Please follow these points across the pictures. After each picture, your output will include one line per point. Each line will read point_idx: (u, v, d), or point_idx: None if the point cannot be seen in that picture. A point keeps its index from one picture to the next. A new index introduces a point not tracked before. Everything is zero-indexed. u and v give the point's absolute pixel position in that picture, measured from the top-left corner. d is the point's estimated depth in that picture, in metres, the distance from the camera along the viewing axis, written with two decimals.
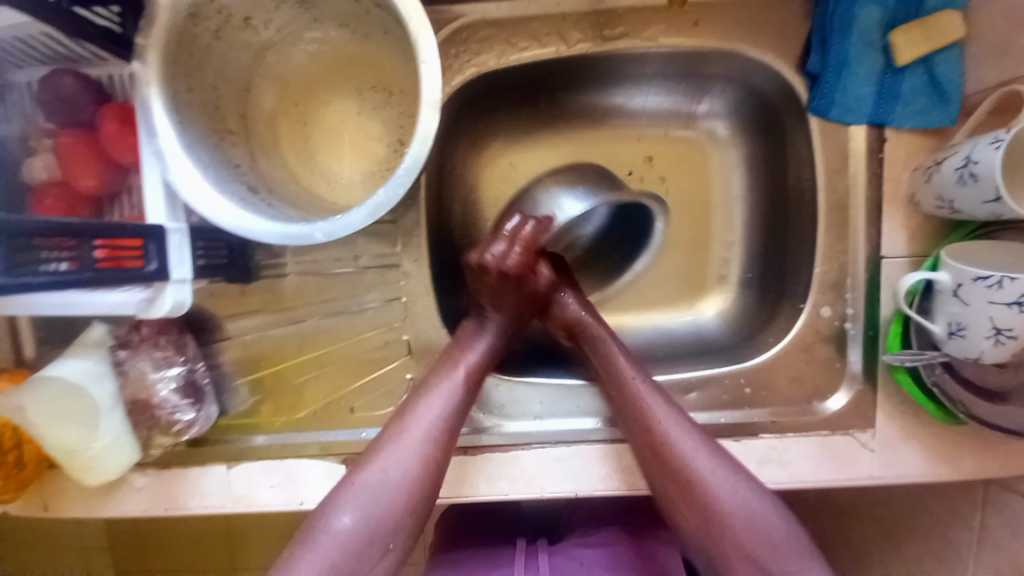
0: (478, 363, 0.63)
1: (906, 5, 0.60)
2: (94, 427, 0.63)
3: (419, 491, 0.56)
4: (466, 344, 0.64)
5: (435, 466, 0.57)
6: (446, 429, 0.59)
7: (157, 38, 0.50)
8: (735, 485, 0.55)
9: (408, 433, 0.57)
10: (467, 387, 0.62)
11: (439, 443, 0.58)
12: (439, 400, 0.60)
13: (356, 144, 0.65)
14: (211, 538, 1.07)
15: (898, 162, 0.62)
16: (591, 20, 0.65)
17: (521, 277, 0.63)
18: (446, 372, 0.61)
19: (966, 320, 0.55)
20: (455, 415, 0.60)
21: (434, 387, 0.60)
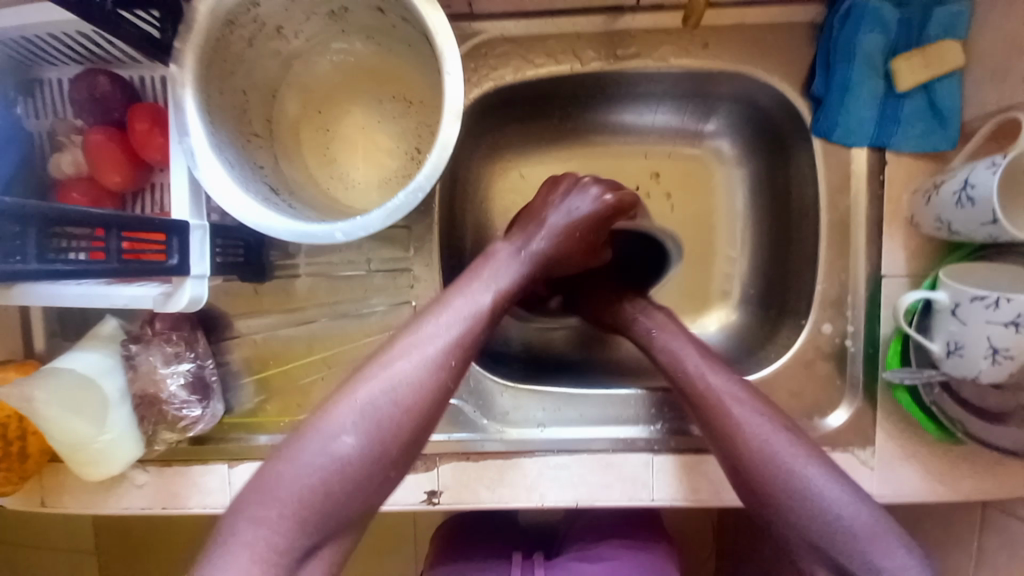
0: (507, 291, 0.59)
1: (906, 36, 0.63)
2: (103, 419, 0.64)
3: (421, 415, 0.52)
4: (495, 266, 0.60)
5: (443, 389, 0.53)
6: (460, 352, 0.54)
7: (193, 42, 0.52)
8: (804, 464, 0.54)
9: (419, 350, 0.53)
10: (489, 315, 0.57)
11: (451, 370, 0.54)
12: (459, 325, 0.55)
13: (375, 150, 0.68)
14: (199, 543, 1.06)
15: (898, 185, 0.65)
16: (606, 39, 0.67)
17: (593, 234, 0.64)
18: (469, 294, 0.57)
19: (964, 339, 0.56)
20: (473, 336, 0.55)
21: (455, 306, 0.56)
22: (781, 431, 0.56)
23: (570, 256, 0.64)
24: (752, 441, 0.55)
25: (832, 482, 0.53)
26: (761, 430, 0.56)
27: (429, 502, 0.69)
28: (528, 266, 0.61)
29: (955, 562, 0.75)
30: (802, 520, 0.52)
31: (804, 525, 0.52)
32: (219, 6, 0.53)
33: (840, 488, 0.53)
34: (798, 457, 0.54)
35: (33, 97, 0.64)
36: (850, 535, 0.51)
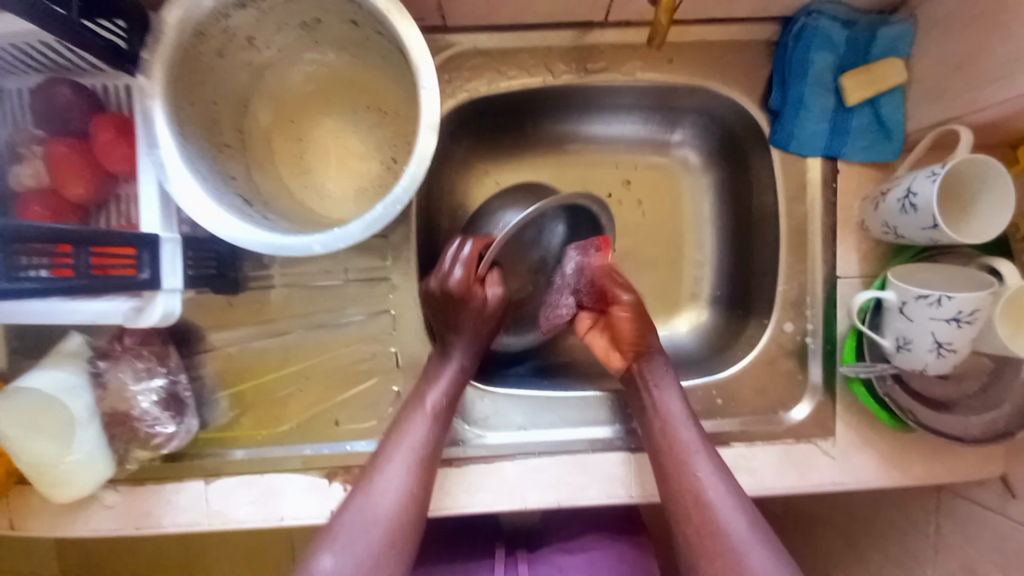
0: (447, 392, 0.64)
1: (855, 53, 0.67)
2: (69, 440, 0.62)
3: (400, 525, 0.58)
4: (431, 376, 0.65)
5: (416, 499, 0.59)
6: (420, 461, 0.60)
7: (162, 54, 0.52)
8: (736, 519, 0.57)
9: (385, 469, 0.60)
10: (438, 417, 0.63)
11: (416, 475, 0.60)
12: (413, 433, 0.61)
13: (349, 161, 0.68)
14: (170, 569, 1.04)
15: (849, 191, 0.69)
16: (575, 53, 0.70)
17: (473, 296, 0.65)
18: (417, 407, 0.63)
19: (911, 335, 0.61)
20: (431, 444, 0.62)
21: (407, 422, 0.62)
22: (719, 467, 0.60)
23: (471, 324, 0.66)
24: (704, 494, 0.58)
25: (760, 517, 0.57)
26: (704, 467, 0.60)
27: None
28: (460, 358, 0.66)
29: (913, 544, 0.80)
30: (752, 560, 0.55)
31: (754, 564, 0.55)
32: (189, 18, 0.52)
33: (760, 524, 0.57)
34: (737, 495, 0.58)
35: None
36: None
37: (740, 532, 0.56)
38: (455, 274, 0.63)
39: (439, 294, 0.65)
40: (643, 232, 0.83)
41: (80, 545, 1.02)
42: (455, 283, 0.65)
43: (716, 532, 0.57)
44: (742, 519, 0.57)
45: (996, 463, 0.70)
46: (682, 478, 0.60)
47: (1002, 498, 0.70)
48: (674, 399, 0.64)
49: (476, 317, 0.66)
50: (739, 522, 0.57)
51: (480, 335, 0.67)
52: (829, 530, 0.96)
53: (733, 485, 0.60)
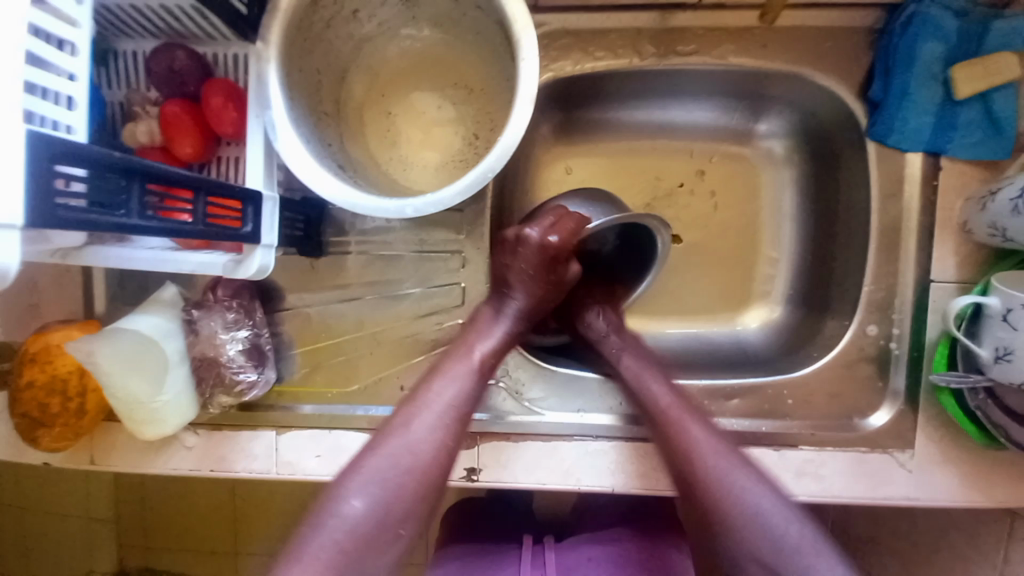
0: (495, 349, 0.64)
1: (966, 45, 0.64)
2: (163, 381, 0.66)
3: (429, 476, 0.57)
4: (481, 328, 0.65)
5: (446, 454, 0.58)
6: (458, 414, 0.60)
7: (281, 19, 0.54)
8: (729, 470, 0.58)
9: (421, 415, 0.59)
10: (480, 374, 0.63)
11: (449, 431, 0.59)
12: (453, 385, 0.61)
13: (435, 134, 0.70)
14: (216, 515, 1.10)
15: (951, 191, 0.65)
16: (664, 36, 0.69)
17: (551, 262, 0.66)
18: (461, 358, 0.63)
19: (1013, 344, 0.56)
20: (468, 402, 0.61)
21: (448, 372, 0.62)
22: (716, 441, 0.60)
23: (539, 286, 0.67)
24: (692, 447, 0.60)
25: (764, 488, 0.58)
26: (699, 444, 0.60)
27: (468, 478, 0.71)
28: (512, 317, 0.67)
29: None
30: (749, 534, 0.55)
31: (750, 538, 0.55)
32: None
33: (773, 497, 0.58)
34: (739, 471, 0.58)
35: (107, 67, 0.67)
36: (791, 549, 0.54)
37: (740, 484, 0.57)
38: (556, 239, 0.64)
39: (530, 251, 0.65)
40: (715, 224, 0.81)
41: (135, 479, 1.10)
42: (553, 245, 0.65)
43: (714, 505, 0.57)
44: (737, 472, 0.58)
45: None
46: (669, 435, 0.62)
47: None
48: (660, 384, 0.66)
49: (547, 278, 0.67)
50: (733, 471, 0.58)
51: (546, 294, 0.68)
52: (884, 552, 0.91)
53: (725, 442, 0.61)
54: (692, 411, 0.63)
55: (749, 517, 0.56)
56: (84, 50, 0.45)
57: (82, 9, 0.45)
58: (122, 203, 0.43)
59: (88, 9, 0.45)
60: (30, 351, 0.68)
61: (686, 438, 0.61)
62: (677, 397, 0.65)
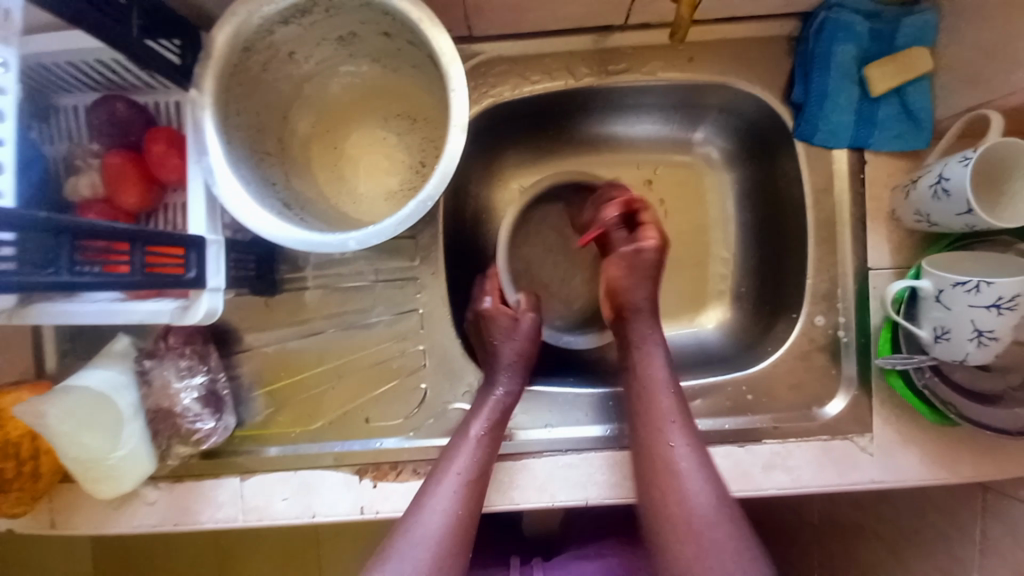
0: (497, 416, 0.66)
1: (878, 45, 0.68)
2: (116, 436, 0.64)
3: (453, 545, 0.58)
4: (478, 403, 0.68)
5: (468, 521, 0.60)
6: (472, 482, 0.62)
7: (212, 67, 0.55)
8: (683, 461, 0.60)
9: (437, 489, 0.61)
10: (488, 441, 0.65)
11: (466, 498, 0.61)
12: (464, 456, 0.63)
13: (380, 165, 0.71)
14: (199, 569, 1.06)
15: (878, 182, 0.69)
16: (596, 56, 0.72)
17: (501, 321, 0.72)
18: (464, 432, 0.65)
19: (949, 324, 0.60)
20: (480, 468, 0.63)
21: (457, 446, 0.64)
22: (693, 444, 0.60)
23: (513, 346, 0.70)
24: (653, 434, 0.62)
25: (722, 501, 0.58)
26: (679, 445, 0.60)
27: None
28: (507, 386, 0.68)
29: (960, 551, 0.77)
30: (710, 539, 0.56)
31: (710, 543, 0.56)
32: (238, 33, 0.56)
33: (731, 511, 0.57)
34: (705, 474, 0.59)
35: (46, 123, 0.66)
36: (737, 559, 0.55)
37: (690, 477, 0.59)
38: (485, 301, 0.73)
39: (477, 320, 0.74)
40: (665, 230, 0.83)
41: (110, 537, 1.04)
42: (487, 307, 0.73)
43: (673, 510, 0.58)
44: (691, 468, 0.59)
45: None
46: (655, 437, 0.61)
47: None
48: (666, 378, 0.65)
49: (513, 348, 0.70)
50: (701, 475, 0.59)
51: (523, 360, 0.70)
52: (866, 538, 0.93)
53: (696, 440, 0.61)
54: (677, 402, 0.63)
55: (682, 508, 0.57)
56: (11, 114, 0.46)
57: (9, 76, 0.45)
58: (50, 260, 0.41)
59: (15, 75, 0.46)
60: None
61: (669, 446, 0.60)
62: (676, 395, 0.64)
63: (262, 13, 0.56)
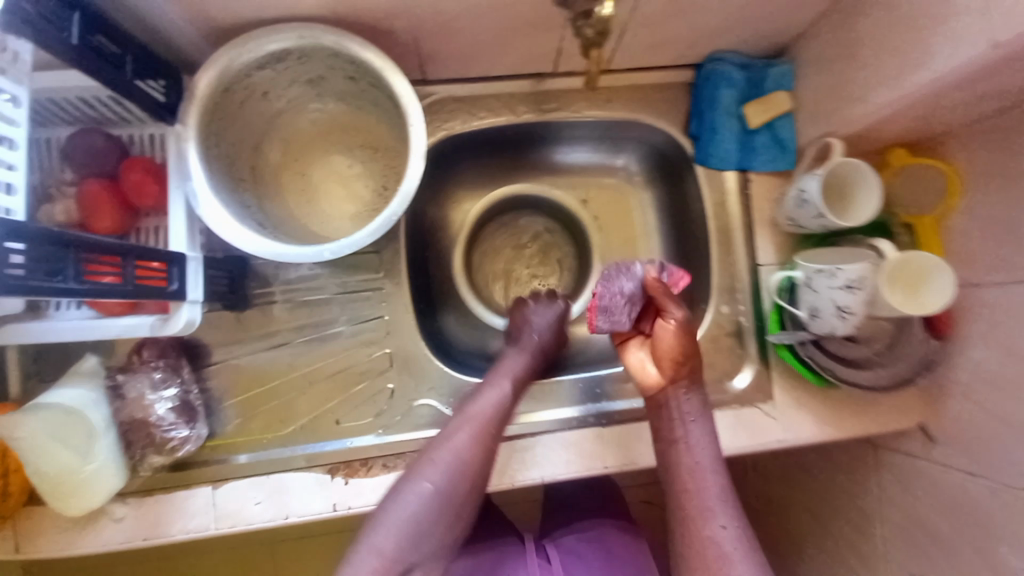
0: (526, 368, 0.78)
1: (751, 90, 0.84)
2: (89, 449, 0.67)
3: (482, 461, 0.68)
4: (512, 355, 0.79)
5: (492, 444, 0.69)
6: (501, 416, 0.71)
7: (196, 107, 0.62)
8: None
9: (473, 413, 0.70)
10: (518, 385, 0.75)
11: (496, 423, 0.70)
12: (497, 392, 0.73)
13: (346, 188, 0.79)
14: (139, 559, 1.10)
15: (761, 196, 0.85)
16: (534, 97, 0.85)
17: (616, 319, 0.78)
18: (499, 375, 0.76)
19: (818, 304, 0.75)
20: (508, 406, 0.73)
21: (491, 383, 0.74)
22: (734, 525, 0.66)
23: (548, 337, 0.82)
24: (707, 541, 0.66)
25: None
26: (715, 518, 0.67)
27: None
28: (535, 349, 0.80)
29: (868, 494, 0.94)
30: None
31: None
32: (219, 78, 0.63)
33: None
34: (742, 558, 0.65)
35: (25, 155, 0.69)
36: None
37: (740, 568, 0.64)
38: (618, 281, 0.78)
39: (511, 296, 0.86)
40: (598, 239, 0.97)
41: None
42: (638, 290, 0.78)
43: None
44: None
45: (914, 415, 0.84)
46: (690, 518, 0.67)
47: (925, 443, 0.85)
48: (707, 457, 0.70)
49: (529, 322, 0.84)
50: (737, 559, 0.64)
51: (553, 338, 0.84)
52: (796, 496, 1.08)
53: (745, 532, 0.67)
54: (733, 509, 0.68)
55: None
56: (23, 144, 0.49)
57: (18, 110, 0.49)
58: (61, 269, 0.47)
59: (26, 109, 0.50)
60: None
61: (702, 525, 0.67)
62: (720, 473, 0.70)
63: (243, 63, 0.64)
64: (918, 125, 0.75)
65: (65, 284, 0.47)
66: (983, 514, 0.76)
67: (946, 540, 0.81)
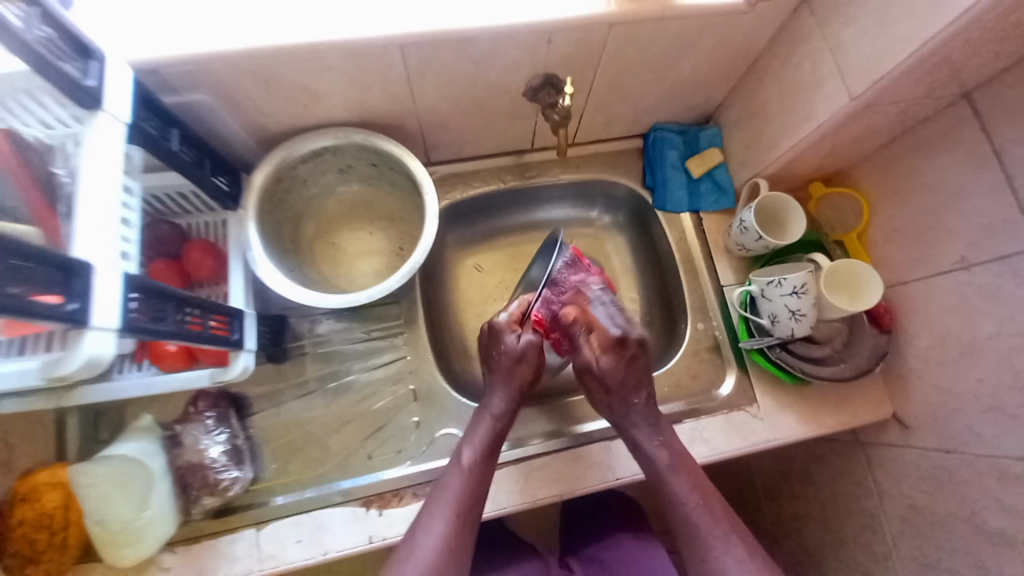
0: (488, 441, 0.77)
1: (691, 149, 1.05)
2: (146, 495, 0.73)
3: (449, 558, 0.67)
4: (476, 427, 0.79)
5: (459, 539, 0.68)
6: (465, 508, 0.71)
7: (254, 194, 0.78)
8: None
9: (435, 510, 0.70)
10: (480, 466, 0.75)
11: (460, 517, 0.70)
12: (458, 481, 0.73)
13: (369, 252, 0.95)
14: None
15: (715, 229, 1.02)
16: (516, 168, 1.05)
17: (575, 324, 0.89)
18: (455, 461, 0.76)
19: (775, 311, 0.88)
20: (471, 493, 0.72)
21: (450, 474, 0.74)
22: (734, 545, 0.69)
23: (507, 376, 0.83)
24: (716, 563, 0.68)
25: None
26: (715, 541, 0.70)
27: None
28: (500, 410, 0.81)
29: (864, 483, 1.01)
30: None
31: None
32: (271, 170, 0.80)
33: None
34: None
35: None
36: None
37: None
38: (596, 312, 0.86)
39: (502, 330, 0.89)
40: None
41: None
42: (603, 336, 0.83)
43: None
44: None
45: (884, 405, 0.94)
46: (693, 542, 0.71)
47: (902, 432, 0.93)
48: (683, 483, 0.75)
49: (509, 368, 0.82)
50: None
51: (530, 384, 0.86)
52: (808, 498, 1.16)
53: (745, 544, 0.69)
54: (727, 527, 0.71)
55: None
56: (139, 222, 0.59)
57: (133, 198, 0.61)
58: (165, 317, 0.58)
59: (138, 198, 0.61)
60: (18, 493, 0.72)
61: (704, 547, 0.70)
62: (706, 495, 0.74)
63: (290, 159, 0.82)
64: (826, 162, 0.93)
65: (166, 327, 0.58)
66: (962, 488, 0.83)
67: (942, 521, 0.87)
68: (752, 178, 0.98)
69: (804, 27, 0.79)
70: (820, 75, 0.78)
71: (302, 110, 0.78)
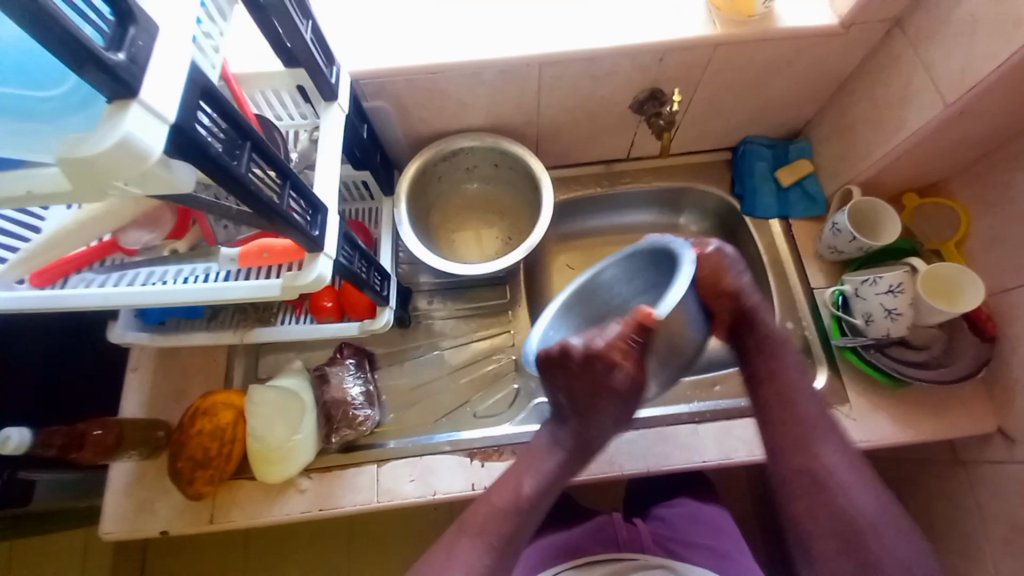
0: (559, 444, 0.76)
1: (780, 161, 1.12)
2: (298, 424, 0.87)
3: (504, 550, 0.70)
4: (548, 424, 0.79)
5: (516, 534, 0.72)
6: (525, 502, 0.73)
7: (405, 181, 0.95)
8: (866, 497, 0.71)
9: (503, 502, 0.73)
10: (544, 470, 0.75)
11: (520, 511, 0.73)
12: (527, 478, 0.75)
13: (482, 241, 1.12)
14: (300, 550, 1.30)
15: (804, 236, 1.07)
16: (612, 175, 1.16)
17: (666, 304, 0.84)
18: (524, 457, 0.76)
19: (869, 309, 0.91)
20: (536, 492, 0.74)
21: (518, 467, 0.76)
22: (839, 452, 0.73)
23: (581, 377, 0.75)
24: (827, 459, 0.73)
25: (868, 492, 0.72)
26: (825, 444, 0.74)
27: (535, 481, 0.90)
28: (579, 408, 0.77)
29: (964, 502, 0.97)
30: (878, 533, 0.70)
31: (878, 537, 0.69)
32: (418, 163, 0.97)
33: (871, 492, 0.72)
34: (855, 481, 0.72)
35: None
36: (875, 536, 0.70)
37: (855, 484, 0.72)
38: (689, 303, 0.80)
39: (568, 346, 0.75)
40: None
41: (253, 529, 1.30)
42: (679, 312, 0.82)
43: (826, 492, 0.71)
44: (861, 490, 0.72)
45: (989, 418, 0.91)
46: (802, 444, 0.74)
47: (1008, 447, 0.90)
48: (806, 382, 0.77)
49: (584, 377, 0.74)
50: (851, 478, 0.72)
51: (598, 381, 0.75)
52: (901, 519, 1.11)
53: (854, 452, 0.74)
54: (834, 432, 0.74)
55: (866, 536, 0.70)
56: None
57: None
58: (352, 257, 0.74)
59: None
60: (202, 407, 0.88)
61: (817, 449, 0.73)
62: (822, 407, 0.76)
63: (431, 156, 0.98)
64: (921, 172, 0.97)
65: (349, 263, 0.73)
66: None
67: None
68: (844, 187, 1.03)
69: (898, 46, 0.86)
70: (913, 87, 0.84)
71: (447, 116, 0.94)
